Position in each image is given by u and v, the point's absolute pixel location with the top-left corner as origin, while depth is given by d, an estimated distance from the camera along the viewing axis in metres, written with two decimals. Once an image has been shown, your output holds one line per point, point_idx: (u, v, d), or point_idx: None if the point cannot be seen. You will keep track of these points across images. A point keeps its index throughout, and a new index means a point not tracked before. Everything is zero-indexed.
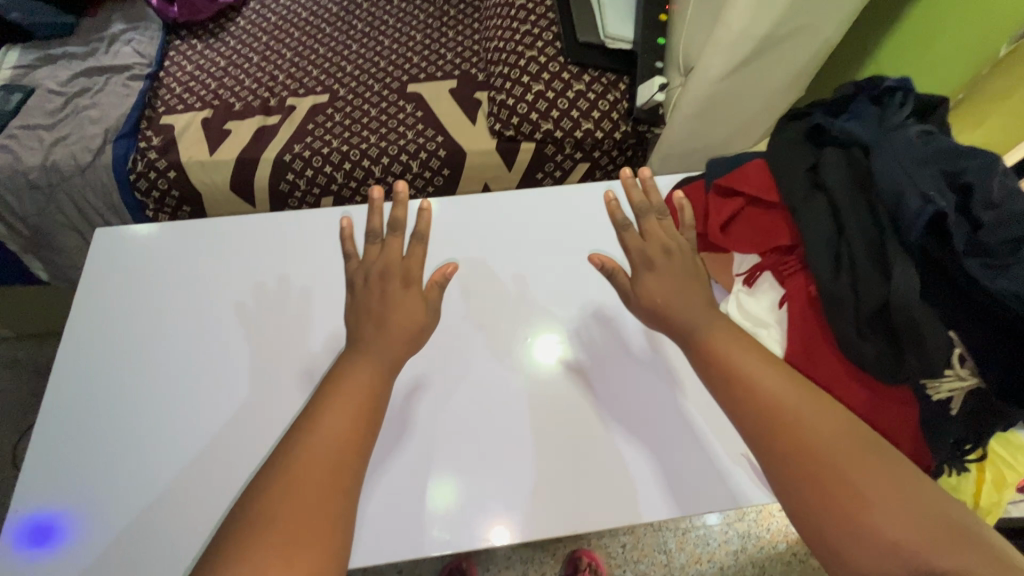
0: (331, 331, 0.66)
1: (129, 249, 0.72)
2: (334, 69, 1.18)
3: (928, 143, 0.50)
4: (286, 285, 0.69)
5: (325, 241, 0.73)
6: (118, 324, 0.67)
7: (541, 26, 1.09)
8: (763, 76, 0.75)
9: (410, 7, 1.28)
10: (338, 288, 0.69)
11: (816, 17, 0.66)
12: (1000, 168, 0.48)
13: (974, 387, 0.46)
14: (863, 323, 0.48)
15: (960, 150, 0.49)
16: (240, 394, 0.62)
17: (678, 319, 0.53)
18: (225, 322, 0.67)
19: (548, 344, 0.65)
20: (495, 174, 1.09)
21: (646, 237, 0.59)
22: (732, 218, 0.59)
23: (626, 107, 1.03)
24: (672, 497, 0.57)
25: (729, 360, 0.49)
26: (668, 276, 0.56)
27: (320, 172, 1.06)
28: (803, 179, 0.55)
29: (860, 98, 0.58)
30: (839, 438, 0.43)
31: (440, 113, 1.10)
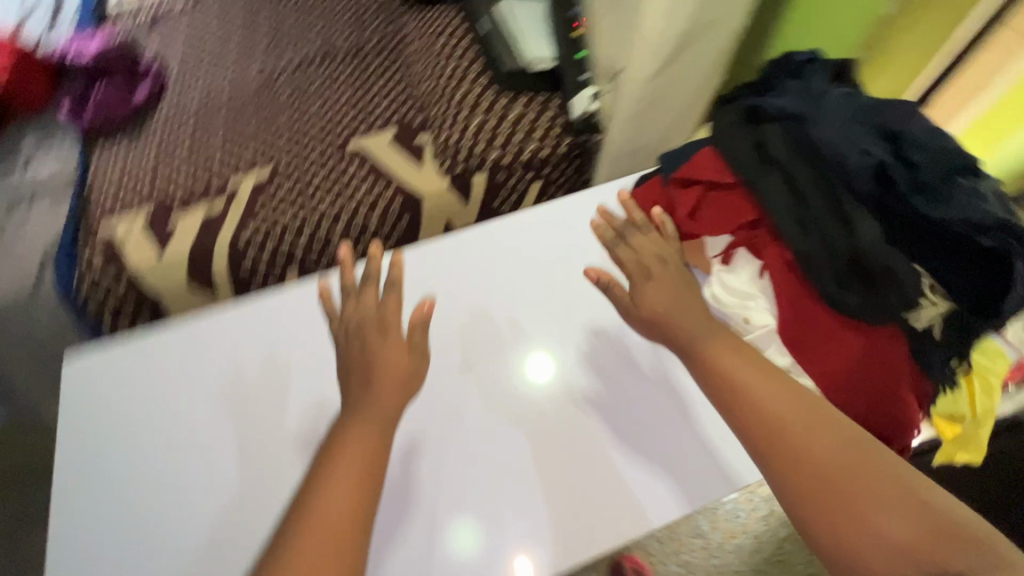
0: (321, 403, 0.65)
1: (91, 376, 0.65)
2: (271, 142, 1.17)
3: (852, 103, 0.55)
4: (275, 370, 0.67)
5: (307, 313, 0.71)
6: (100, 457, 0.62)
7: (466, 62, 1.13)
8: (688, 71, 0.81)
9: (332, 67, 1.29)
10: (326, 358, 0.68)
11: (724, 10, 0.72)
12: (917, 112, 0.53)
13: (949, 310, 0.51)
14: (841, 276, 0.51)
15: (879, 105, 0.54)
16: (252, 491, 0.60)
17: (675, 320, 0.59)
18: (219, 426, 0.63)
19: (540, 368, 0.66)
20: (452, 210, 1.09)
21: (638, 251, 0.65)
22: (697, 206, 0.63)
23: (564, 121, 1.07)
24: (676, 495, 0.60)
25: (725, 377, 0.53)
26: (660, 288, 0.62)
27: (281, 248, 1.06)
28: (753, 156, 0.58)
29: (781, 76, 0.63)
30: (833, 444, 0.47)
31: (387, 162, 1.10)
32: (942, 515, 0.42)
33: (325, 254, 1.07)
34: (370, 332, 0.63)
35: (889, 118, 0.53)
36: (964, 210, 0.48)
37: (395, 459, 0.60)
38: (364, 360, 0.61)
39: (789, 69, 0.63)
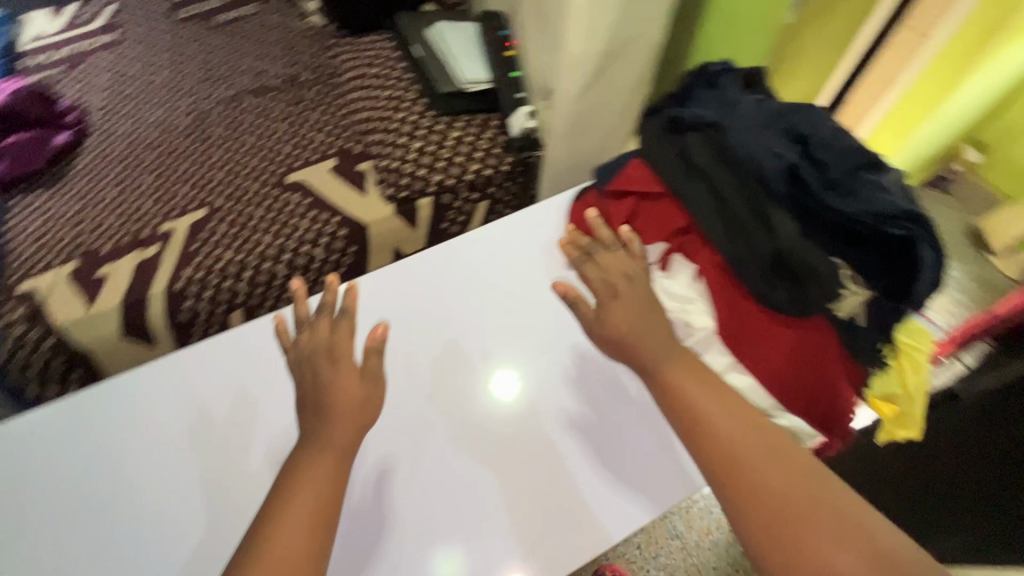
0: (281, 443, 0.63)
1: (14, 442, 0.60)
2: (205, 180, 1.14)
3: (763, 108, 0.58)
4: (225, 414, 0.64)
5: (261, 355, 0.68)
6: (26, 530, 0.57)
7: (401, 87, 1.12)
8: (615, 85, 0.83)
9: (266, 100, 1.27)
10: (282, 395, 0.66)
11: (640, 26, 0.75)
12: (820, 114, 0.57)
13: (868, 298, 0.52)
14: (768, 273, 0.54)
15: (786, 109, 0.57)
16: (207, 544, 0.57)
17: (640, 342, 0.55)
18: (164, 484, 0.60)
19: (507, 382, 0.68)
20: (402, 236, 1.09)
21: (605, 268, 0.60)
22: (632, 216, 0.65)
23: (504, 139, 1.07)
24: (643, 497, 0.61)
25: (686, 409, 0.51)
26: (627, 307, 0.57)
27: (221, 289, 1.01)
28: (677, 165, 0.61)
29: (697, 86, 0.65)
30: (793, 483, 0.46)
31: (328, 193, 1.08)
32: (903, 565, 0.41)
33: (272, 293, 1.05)
34: (322, 356, 0.58)
35: (796, 121, 0.56)
36: (870, 202, 0.51)
37: (361, 477, 0.59)
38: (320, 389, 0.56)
39: (705, 80, 0.66)
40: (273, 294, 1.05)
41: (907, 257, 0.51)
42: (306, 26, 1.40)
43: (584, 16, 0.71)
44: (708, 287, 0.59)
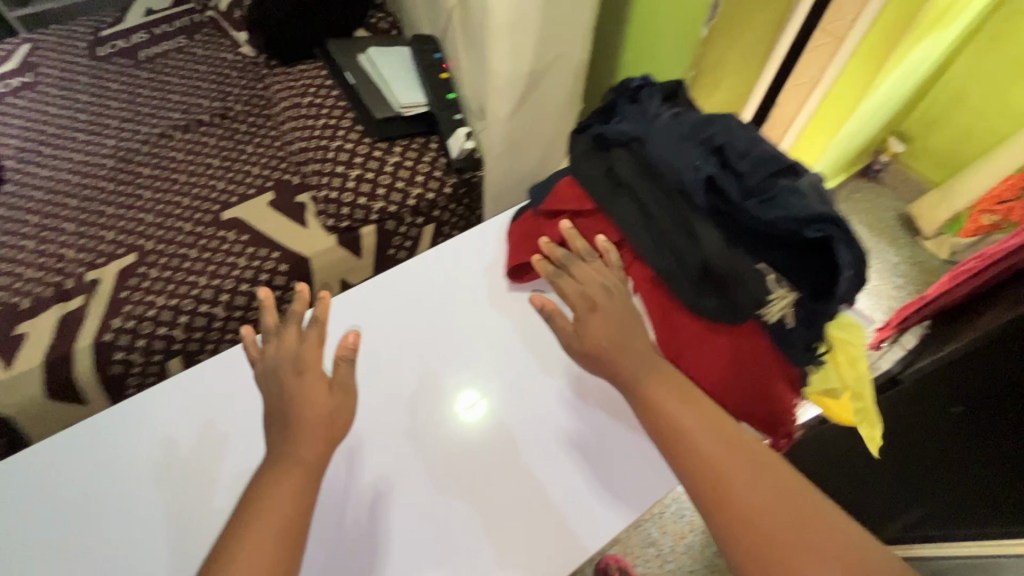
0: (241, 475, 0.59)
1: None
2: (134, 224, 1.08)
3: (684, 120, 0.59)
4: (181, 451, 0.61)
5: (236, 380, 0.66)
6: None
7: (336, 115, 1.10)
8: (545, 104, 0.84)
9: (197, 136, 1.23)
10: (242, 425, 0.63)
11: (562, 46, 0.76)
12: (738, 123, 0.57)
13: (794, 300, 0.53)
14: (697, 285, 0.54)
15: (705, 119, 0.58)
16: None
17: (615, 353, 0.54)
18: (120, 523, 0.56)
19: (469, 407, 0.65)
20: (347, 266, 1.07)
21: (581, 281, 0.59)
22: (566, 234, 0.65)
23: (445, 162, 1.07)
24: (623, 499, 0.59)
25: (665, 427, 0.49)
26: (605, 318, 0.56)
27: (155, 337, 0.95)
28: (605, 182, 0.61)
29: (621, 102, 0.66)
30: (779, 509, 0.43)
31: (267, 228, 1.05)
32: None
33: (211, 336, 1.00)
34: (286, 370, 0.57)
35: (715, 130, 0.57)
36: (790, 207, 0.51)
37: (358, 492, 0.58)
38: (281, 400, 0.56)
39: (628, 96, 0.67)
40: (212, 338, 1.00)
41: (826, 258, 0.52)
42: (236, 58, 1.37)
43: (506, 38, 0.70)
44: (644, 302, 0.59)
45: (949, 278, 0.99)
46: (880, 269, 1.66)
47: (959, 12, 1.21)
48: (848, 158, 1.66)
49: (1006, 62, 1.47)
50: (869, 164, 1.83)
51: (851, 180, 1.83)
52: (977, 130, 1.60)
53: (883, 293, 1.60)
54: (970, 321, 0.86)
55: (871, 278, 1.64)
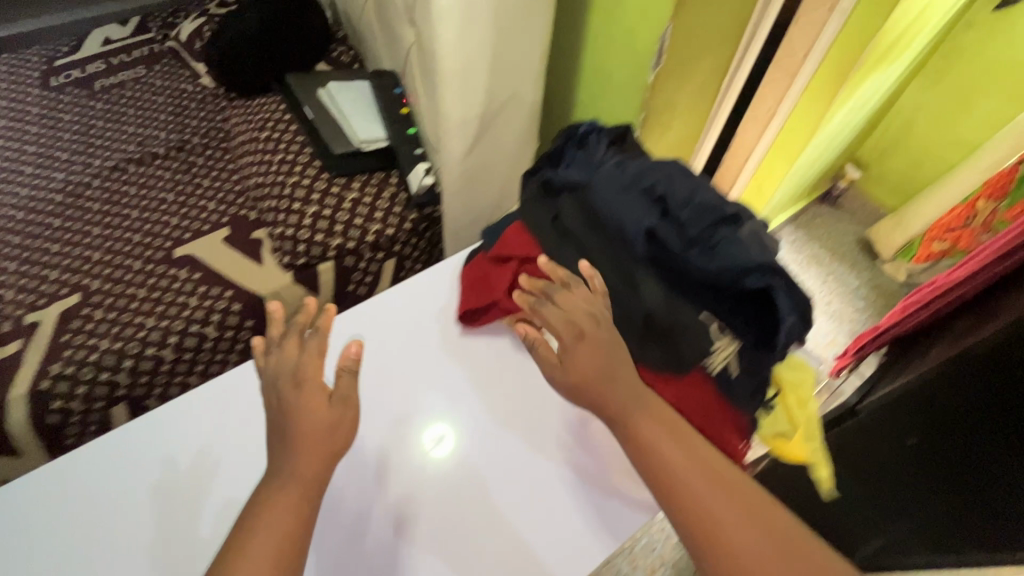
0: (225, 510, 0.58)
1: None
2: (80, 262, 1.04)
3: (629, 167, 0.59)
4: (167, 484, 0.60)
5: (240, 402, 0.65)
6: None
7: (293, 150, 1.08)
8: (499, 144, 0.84)
9: (152, 169, 1.20)
10: (232, 459, 0.62)
11: (513, 88, 0.76)
12: (680, 172, 0.58)
13: (736, 348, 0.54)
14: (639, 340, 0.54)
15: (647, 168, 0.58)
16: None
17: (599, 386, 0.49)
18: (115, 544, 0.56)
19: (439, 440, 0.62)
20: (305, 303, 1.04)
21: (565, 309, 0.53)
22: (513, 282, 0.64)
23: (405, 197, 1.06)
24: (600, 532, 0.57)
25: (654, 465, 0.46)
26: (593, 346, 0.51)
27: (96, 383, 0.91)
28: (551, 232, 0.61)
29: (568, 147, 0.66)
30: (776, 554, 0.41)
31: (220, 266, 1.02)
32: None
33: (158, 381, 0.96)
34: (286, 384, 0.55)
35: (658, 178, 0.57)
36: (727, 259, 0.52)
37: (377, 520, 0.56)
38: (279, 412, 0.53)
39: (576, 139, 0.67)
40: (159, 382, 0.96)
41: (768, 306, 0.52)
42: (196, 89, 1.34)
43: (456, 84, 0.70)
44: None
45: (902, 309, 1.01)
46: (842, 293, 1.69)
47: (902, 49, 1.27)
48: (808, 185, 1.70)
49: (951, 94, 1.53)
50: (829, 189, 1.88)
51: (813, 205, 1.88)
52: (928, 157, 1.66)
53: (845, 316, 1.64)
54: (923, 353, 0.88)
55: (834, 302, 1.67)
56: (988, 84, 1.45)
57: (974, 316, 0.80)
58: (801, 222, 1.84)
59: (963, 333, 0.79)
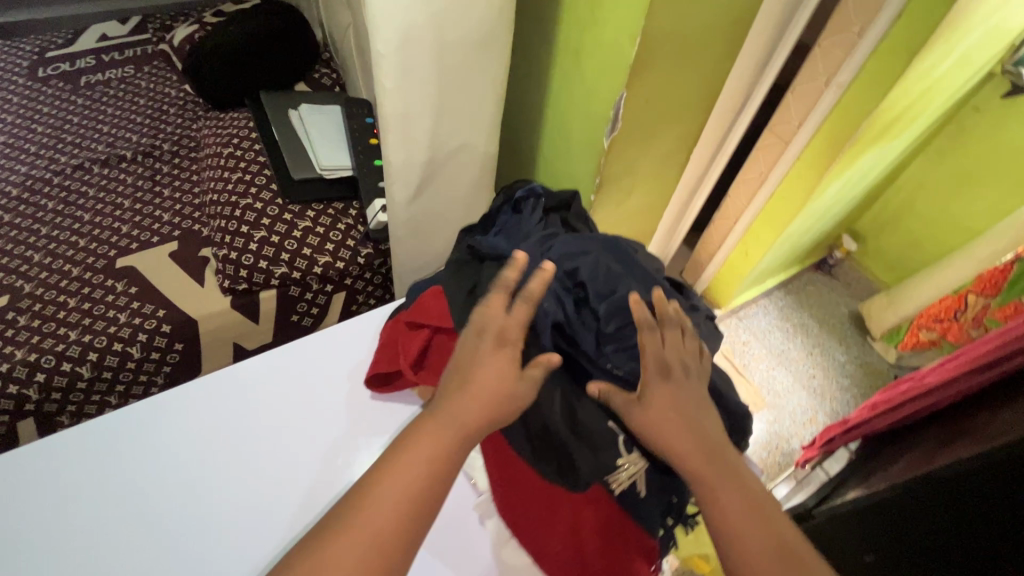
0: (340, 444, 0.65)
1: (64, 454, 0.61)
2: (17, 262, 1.00)
3: (556, 247, 0.59)
4: (294, 417, 0.67)
5: (357, 352, 0.73)
6: (18, 523, 0.57)
7: (252, 170, 1.05)
8: (447, 194, 0.79)
9: (117, 171, 1.16)
10: (347, 401, 0.69)
11: (459, 139, 0.71)
12: (604, 260, 0.58)
13: (643, 468, 0.51)
14: (534, 442, 0.53)
15: (570, 252, 0.59)
16: (272, 533, 0.59)
17: (675, 441, 0.47)
18: (240, 462, 0.63)
19: None
20: (243, 330, 1.00)
21: (665, 345, 0.51)
22: (423, 349, 0.62)
23: (361, 230, 1.01)
24: None
25: (733, 545, 0.43)
26: (672, 398, 0.49)
27: (3, 395, 0.86)
28: (462, 307, 0.59)
29: (504, 211, 0.67)
30: None
31: (158, 282, 0.98)
32: None
33: (73, 398, 0.90)
34: (488, 339, 0.48)
35: (582, 264, 0.58)
36: (628, 361, 0.54)
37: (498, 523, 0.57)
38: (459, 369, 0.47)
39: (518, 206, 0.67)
40: (73, 400, 0.91)
41: None
42: (179, 95, 1.32)
43: (396, 127, 0.65)
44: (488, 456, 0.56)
45: (871, 406, 0.94)
46: (826, 367, 1.62)
47: (901, 131, 1.22)
48: (801, 252, 1.64)
49: (954, 178, 1.48)
50: (824, 257, 1.81)
51: (806, 271, 1.82)
52: (928, 239, 1.60)
53: (826, 393, 1.56)
54: (889, 463, 0.81)
55: (816, 376, 1.59)
56: (993, 172, 1.40)
57: (941, 430, 0.74)
58: (792, 289, 1.77)
59: (929, 449, 0.72)
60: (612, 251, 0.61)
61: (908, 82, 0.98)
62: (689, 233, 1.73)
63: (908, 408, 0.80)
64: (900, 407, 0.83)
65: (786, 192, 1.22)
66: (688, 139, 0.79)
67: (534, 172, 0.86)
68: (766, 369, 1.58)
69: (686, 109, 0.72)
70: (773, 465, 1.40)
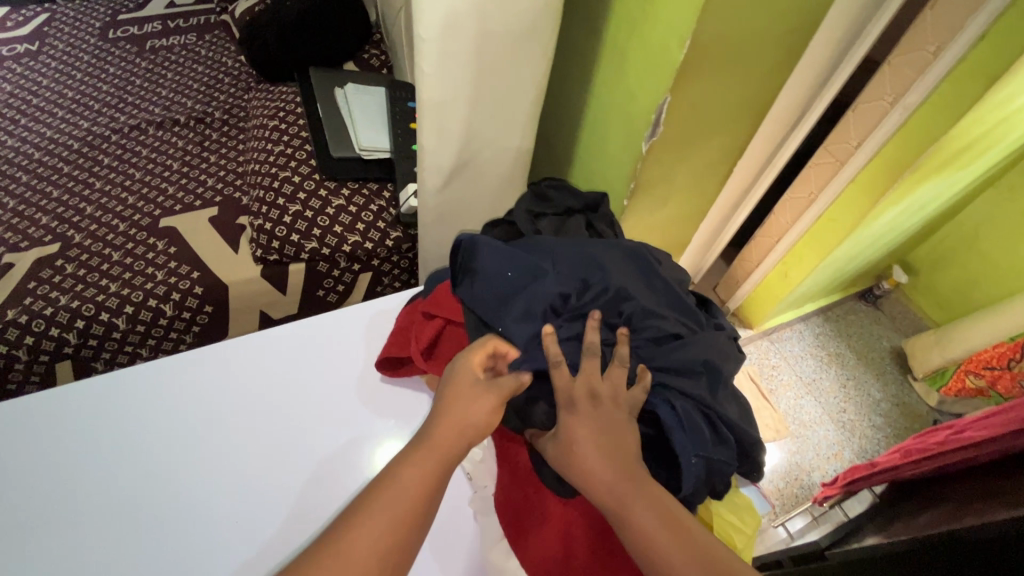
0: (354, 425, 0.66)
1: (93, 400, 0.64)
2: (71, 212, 1.05)
3: (564, 252, 0.60)
4: (312, 390, 0.68)
5: (380, 334, 0.74)
6: (43, 461, 0.60)
7: (294, 145, 1.08)
8: (476, 187, 0.79)
9: (169, 134, 1.20)
10: (363, 381, 0.70)
11: (495, 132, 0.71)
12: (618, 268, 0.59)
13: None
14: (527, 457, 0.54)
15: (587, 262, 0.59)
16: (279, 505, 0.60)
17: (593, 472, 0.47)
18: (256, 430, 0.64)
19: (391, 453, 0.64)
20: (270, 299, 1.03)
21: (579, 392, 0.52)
22: (436, 339, 0.63)
23: (392, 213, 1.02)
24: None
25: (655, 568, 0.43)
26: (589, 426, 0.49)
27: (45, 337, 0.91)
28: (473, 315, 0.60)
29: (526, 218, 0.68)
30: None
31: (196, 244, 1.01)
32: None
33: (107, 346, 0.95)
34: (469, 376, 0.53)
35: (593, 272, 0.58)
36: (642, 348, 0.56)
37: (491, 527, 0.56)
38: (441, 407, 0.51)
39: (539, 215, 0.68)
40: (108, 348, 0.95)
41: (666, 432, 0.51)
42: (234, 65, 1.36)
43: (431, 115, 0.65)
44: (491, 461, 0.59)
45: (904, 451, 0.88)
46: (860, 403, 1.54)
47: (970, 162, 1.13)
48: (845, 279, 1.56)
49: None
50: (870, 287, 1.72)
51: (849, 299, 1.73)
52: (986, 279, 1.50)
53: (857, 430, 1.48)
54: (918, 513, 0.75)
55: (847, 411, 1.52)
56: None
57: (976, 485, 0.68)
58: (831, 316, 1.69)
59: (961, 505, 0.67)
60: (633, 258, 0.61)
61: (984, 110, 0.91)
62: (728, 248, 1.67)
63: (942, 457, 0.75)
64: (937, 456, 0.77)
65: (835, 215, 1.16)
66: (732, 151, 0.76)
67: (568, 171, 0.85)
68: (794, 397, 1.51)
69: (733, 119, 0.69)
70: (791, 496, 1.35)
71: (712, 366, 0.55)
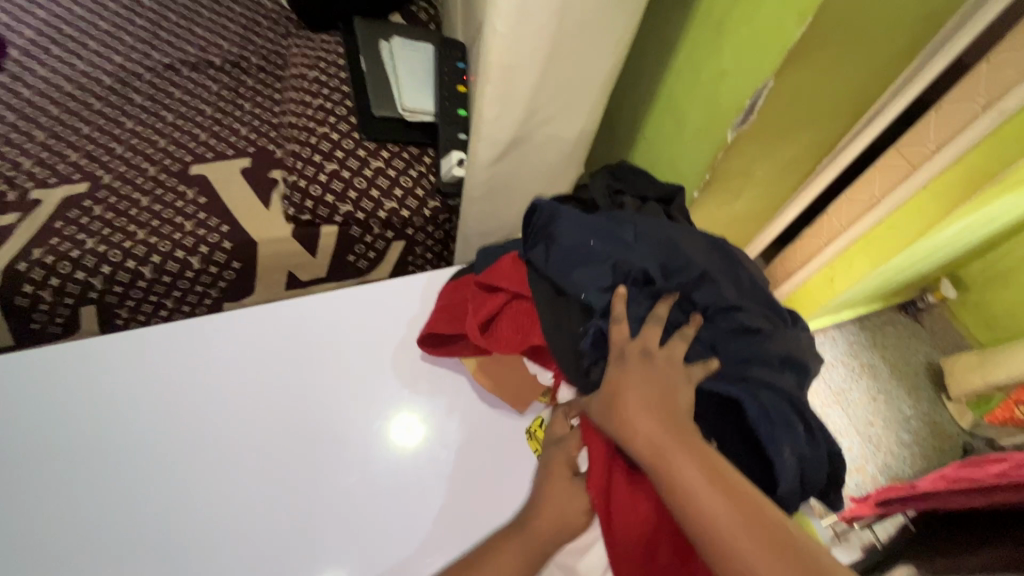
0: (385, 414, 0.62)
1: (118, 357, 0.61)
2: (101, 151, 1.01)
3: (650, 229, 0.58)
4: (346, 364, 0.65)
5: (416, 310, 0.71)
6: (67, 414, 0.58)
7: (334, 100, 1.03)
8: (531, 161, 0.73)
9: (203, 77, 1.14)
10: (395, 357, 0.67)
11: (562, 104, 0.65)
12: (703, 255, 0.57)
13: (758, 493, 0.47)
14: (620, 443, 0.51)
15: (673, 243, 0.57)
16: (303, 493, 0.57)
17: (631, 419, 0.47)
18: (282, 407, 0.61)
19: (407, 429, 0.62)
20: (299, 260, 0.99)
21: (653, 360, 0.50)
22: (494, 314, 0.60)
23: (432, 181, 0.97)
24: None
25: (686, 511, 0.42)
26: (638, 379, 0.49)
27: (71, 280, 0.88)
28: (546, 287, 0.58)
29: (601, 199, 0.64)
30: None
31: (227, 196, 0.97)
32: None
33: (132, 294, 0.93)
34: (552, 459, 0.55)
35: (677, 255, 0.56)
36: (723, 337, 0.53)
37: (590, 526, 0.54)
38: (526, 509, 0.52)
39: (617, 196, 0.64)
40: (132, 296, 0.93)
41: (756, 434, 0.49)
42: (273, 8, 1.28)
43: (496, 81, 0.59)
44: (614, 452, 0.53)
45: (949, 478, 0.82)
46: (887, 418, 1.48)
47: None
48: (891, 288, 1.49)
49: None
50: (911, 299, 1.65)
51: (888, 309, 1.66)
52: None
53: (882, 445, 1.43)
54: (965, 551, 0.70)
55: (875, 425, 1.46)
56: None
57: None
58: (868, 324, 1.62)
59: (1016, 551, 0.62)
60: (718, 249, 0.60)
61: None
62: None
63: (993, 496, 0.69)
64: (990, 491, 0.69)
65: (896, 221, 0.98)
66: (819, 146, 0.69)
67: (630, 154, 0.79)
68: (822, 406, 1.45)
69: (831, 111, 0.62)
70: None
71: (793, 363, 0.53)
